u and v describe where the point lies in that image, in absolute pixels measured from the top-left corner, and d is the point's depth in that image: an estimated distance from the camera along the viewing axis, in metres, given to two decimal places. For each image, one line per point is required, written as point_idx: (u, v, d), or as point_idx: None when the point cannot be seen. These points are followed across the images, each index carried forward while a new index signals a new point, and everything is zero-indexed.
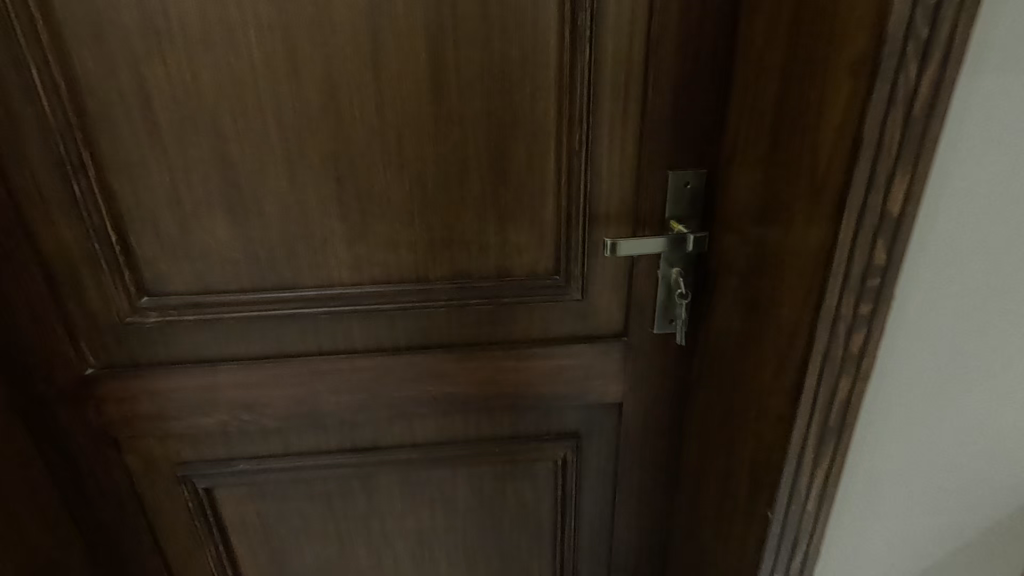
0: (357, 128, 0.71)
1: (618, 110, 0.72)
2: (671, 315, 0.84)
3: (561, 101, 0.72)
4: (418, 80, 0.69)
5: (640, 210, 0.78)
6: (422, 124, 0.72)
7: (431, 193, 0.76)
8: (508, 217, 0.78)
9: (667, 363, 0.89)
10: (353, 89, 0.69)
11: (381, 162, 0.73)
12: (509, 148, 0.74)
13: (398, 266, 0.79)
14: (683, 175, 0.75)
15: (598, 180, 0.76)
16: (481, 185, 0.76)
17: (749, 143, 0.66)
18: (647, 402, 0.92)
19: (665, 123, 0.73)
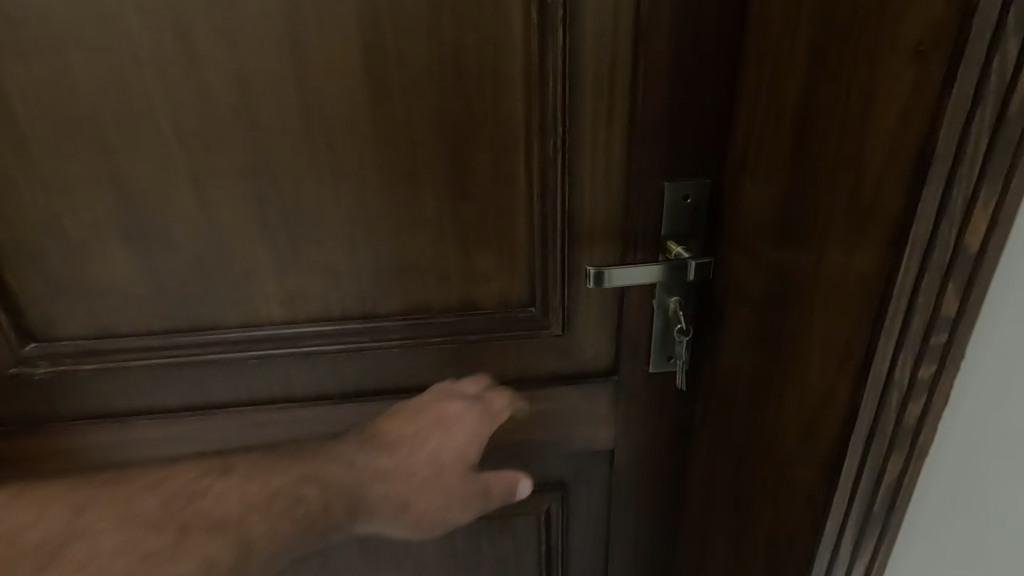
0: (281, 136, 0.58)
1: (603, 109, 0.59)
2: (669, 351, 0.71)
3: (532, 99, 0.58)
4: (351, 75, 0.56)
5: (631, 230, 0.64)
6: (359, 129, 0.58)
7: (375, 213, 0.62)
8: (472, 240, 0.65)
9: (666, 406, 0.75)
10: (273, 87, 0.55)
11: (314, 177, 0.60)
12: (471, 156, 0.61)
13: (340, 300, 0.66)
14: (682, 188, 0.61)
15: (580, 194, 0.63)
16: (438, 202, 0.62)
17: (764, 150, 0.53)
18: (643, 450, 0.79)
19: (660, 125, 0.59)
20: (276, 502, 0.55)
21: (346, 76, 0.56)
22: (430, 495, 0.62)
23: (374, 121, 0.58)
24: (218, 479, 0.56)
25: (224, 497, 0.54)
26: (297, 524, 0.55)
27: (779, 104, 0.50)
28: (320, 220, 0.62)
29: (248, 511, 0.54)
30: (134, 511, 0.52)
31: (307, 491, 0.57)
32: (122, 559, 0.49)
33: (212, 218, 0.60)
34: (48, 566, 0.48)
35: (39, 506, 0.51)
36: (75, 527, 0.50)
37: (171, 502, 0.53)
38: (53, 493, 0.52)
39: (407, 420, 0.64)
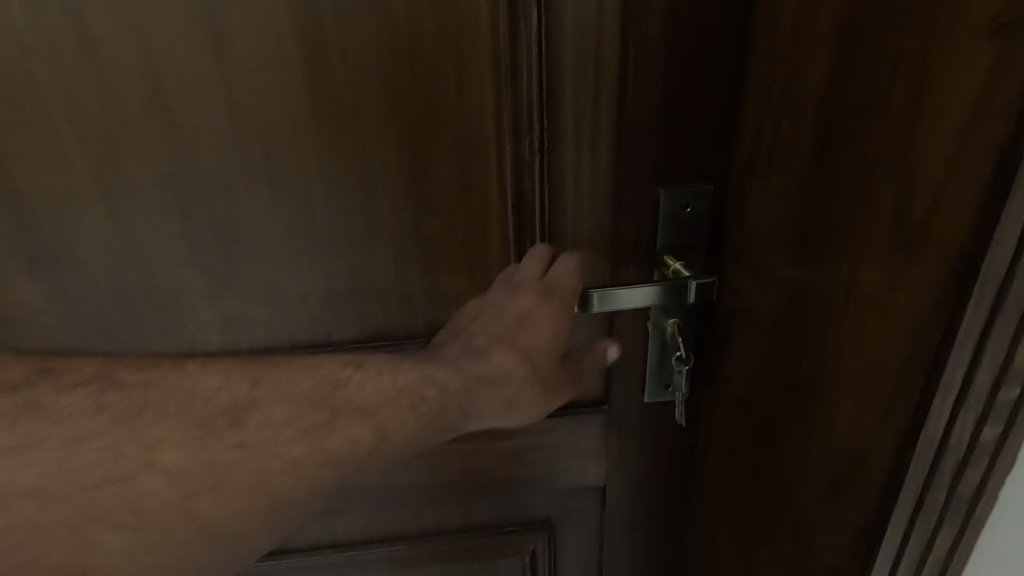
0: (208, 142, 0.49)
1: (586, 105, 0.50)
2: (666, 379, 0.62)
3: (503, 93, 0.50)
4: (286, 67, 0.47)
5: (622, 243, 0.56)
6: (299, 130, 0.49)
7: (323, 227, 0.54)
8: (438, 257, 0.56)
9: (664, 440, 0.67)
10: (193, 84, 0.47)
11: (248, 187, 0.51)
12: (434, 161, 0.52)
13: (288, 326, 0.58)
14: (680, 198, 0.53)
15: (563, 203, 0.54)
16: (397, 215, 0.54)
17: (775, 157, 0.45)
18: (638, 487, 0.70)
19: (653, 125, 0.51)
20: (403, 397, 0.46)
21: (280, 69, 0.47)
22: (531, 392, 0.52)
23: (316, 120, 0.49)
24: (358, 369, 0.47)
25: (364, 389, 0.46)
26: (422, 424, 0.47)
27: (795, 102, 0.41)
28: (258, 237, 0.53)
29: (383, 402, 0.46)
30: (387, 390, 0.46)
31: (425, 394, 0.47)
32: (292, 431, 0.43)
33: (133, 235, 0.52)
34: (233, 427, 0.42)
35: (222, 376, 0.43)
36: (254, 397, 0.43)
37: (327, 384, 0.45)
38: (234, 363, 0.45)
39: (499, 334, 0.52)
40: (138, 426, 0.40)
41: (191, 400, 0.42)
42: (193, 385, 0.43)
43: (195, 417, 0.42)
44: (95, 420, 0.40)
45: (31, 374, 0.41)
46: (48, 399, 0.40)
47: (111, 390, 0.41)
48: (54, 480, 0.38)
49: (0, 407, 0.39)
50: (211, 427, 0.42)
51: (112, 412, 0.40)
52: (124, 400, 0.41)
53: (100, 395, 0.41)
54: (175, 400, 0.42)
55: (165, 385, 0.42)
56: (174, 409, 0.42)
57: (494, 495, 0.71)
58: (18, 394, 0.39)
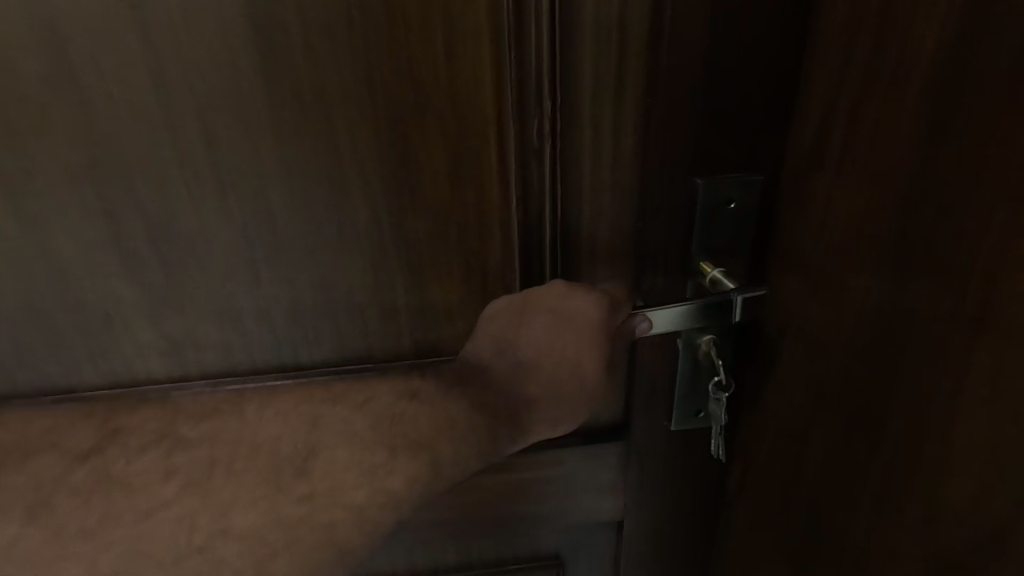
0: (132, 122, 0.39)
1: (609, 75, 0.40)
2: (697, 405, 0.52)
3: (505, 61, 0.40)
4: (228, 27, 0.37)
5: (647, 245, 0.46)
6: (248, 109, 0.39)
7: (284, 229, 0.43)
8: (426, 262, 0.46)
9: (692, 477, 0.57)
10: (110, 50, 0.37)
11: (187, 180, 0.41)
12: (419, 147, 0.42)
13: (245, 348, 0.48)
14: (722, 191, 0.42)
15: (577, 196, 0.44)
16: (376, 214, 0.44)
17: (860, 146, 0.34)
18: (661, 527, 0.60)
19: (691, 99, 0.40)
20: (461, 422, 0.46)
21: (220, 31, 0.37)
22: (556, 404, 0.47)
23: (269, 96, 0.39)
24: (413, 401, 0.47)
25: (419, 423, 0.46)
26: (477, 451, 0.46)
27: (898, 74, 0.32)
28: (205, 242, 0.43)
29: (437, 435, 0.46)
30: (439, 419, 0.46)
31: (477, 420, 0.46)
32: (354, 475, 0.44)
33: (48, 241, 0.42)
34: (299, 478, 0.44)
35: (283, 422, 0.45)
36: (314, 444, 0.44)
37: (384, 421, 0.46)
38: (293, 403, 0.46)
39: (540, 328, 0.46)
40: (210, 488, 0.42)
41: (256, 455, 0.43)
42: (258, 433, 0.44)
43: (263, 469, 0.43)
44: (168, 487, 0.42)
45: (100, 439, 0.43)
46: (119, 466, 0.42)
47: (174, 452, 0.43)
48: (133, 555, 0.41)
49: (72, 481, 0.42)
50: (277, 481, 0.43)
51: (180, 479, 0.42)
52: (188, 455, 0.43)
53: (160, 455, 0.42)
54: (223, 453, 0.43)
55: (228, 436, 0.44)
56: (240, 466, 0.43)
57: (493, 534, 0.62)
58: (86, 465, 0.42)
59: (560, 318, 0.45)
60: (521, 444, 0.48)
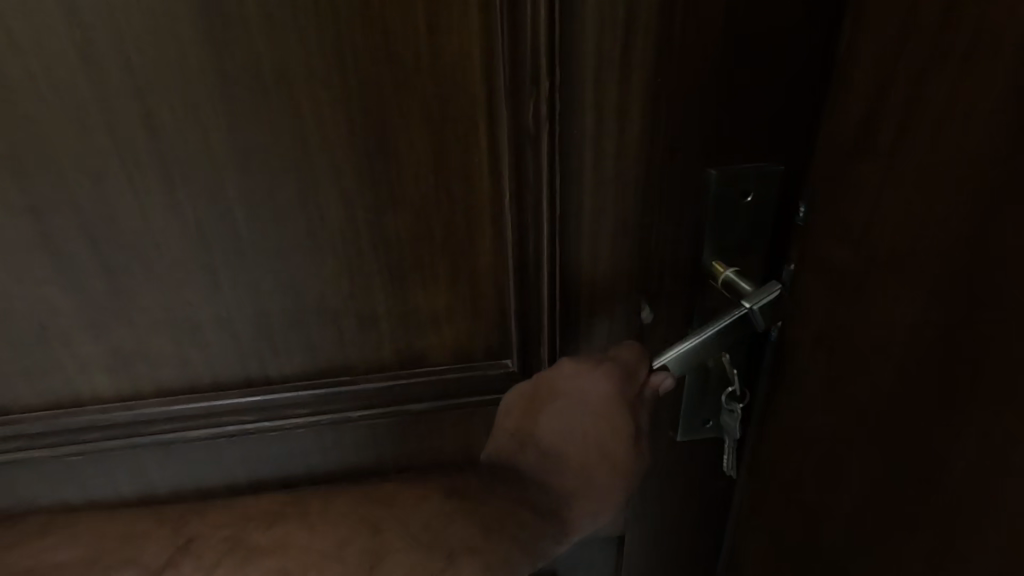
0: (57, 105, 0.33)
1: (613, 54, 0.36)
2: (706, 415, 0.47)
3: (497, 38, 0.35)
4: None
5: (653, 240, 0.43)
6: (194, 88, 0.33)
7: (245, 228, 0.38)
8: (408, 266, 0.41)
9: (695, 495, 0.53)
10: (26, 18, 0.30)
11: (129, 175, 0.35)
12: (398, 135, 0.37)
13: (205, 362, 0.43)
14: (737, 184, 0.39)
15: (577, 189, 0.40)
16: (352, 215, 0.39)
17: (914, 152, 0.28)
18: (662, 546, 0.56)
19: (706, 86, 0.37)
20: (510, 522, 0.43)
21: None
22: (595, 496, 0.44)
23: (219, 72, 0.33)
24: (463, 499, 0.44)
25: (477, 519, 0.43)
26: (528, 552, 0.43)
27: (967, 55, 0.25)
28: (152, 245, 0.37)
29: (494, 532, 0.43)
30: (486, 527, 0.43)
31: (524, 517, 0.43)
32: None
33: None
34: None
35: (343, 524, 0.43)
36: (378, 549, 0.42)
37: (442, 518, 0.43)
38: (349, 502, 0.44)
39: (560, 413, 0.43)
40: None
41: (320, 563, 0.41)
42: (320, 538, 0.42)
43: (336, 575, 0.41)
44: None
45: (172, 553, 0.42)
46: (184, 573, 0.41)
47: (248, 563, 0.41)
48: None
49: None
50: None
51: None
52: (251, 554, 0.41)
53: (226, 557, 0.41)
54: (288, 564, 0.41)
55: (296, 541, 0.42)
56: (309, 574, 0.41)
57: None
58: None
59: (577, 402, 0.42)
60: (567, 541, 0.45)
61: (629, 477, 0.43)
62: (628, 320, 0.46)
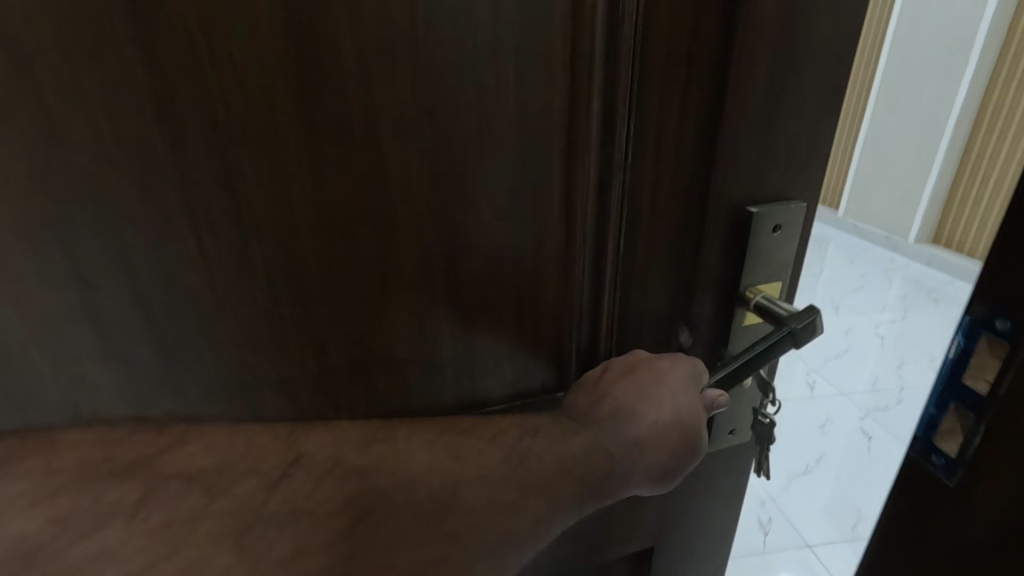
0: (125, 162, 0.29)
1: (675, 105, 0.39)
2: (733, 424, 0.51)
3: (575, 90, 0.36)
4: (259, 46, 0.29)
5: (700, 273, 0.46)
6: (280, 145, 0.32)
7: (317, 283, 0.36)
8: (478, 311, 0.41)
9: (726, 501, 0.56)
10: (102, 67, 0.27)
11: (200, 234, 0.32)
12: (479, 185, 0.37)
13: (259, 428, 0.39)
14: (770, 219, 0.44)
15: (634, 228, 0.42)
16: (428, 265, 0.38)
17: None
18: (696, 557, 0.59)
19: (754, 137, 0.41)
20: (580, 462, 0.41)
21: (253, 50, 0.29)
22: (655, 458, 0.44)
23: (307, 127, 0.32)
24: (537, 438, 0.41)
25: (544, 459, 0.40)
26: (587, 491, 0.41)
27: None
28: (217, 307, 0.34)
29: (563, 475, 0.40)
30: (564, 462, 0.40)
31: (597, 458, 0.41)
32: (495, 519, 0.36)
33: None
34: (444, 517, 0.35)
35: (431, 453, 0.36)
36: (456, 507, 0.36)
37: (516, 455, 0.39)
38: (441, 439, 0.38)
39: (639, 382, 0.44)
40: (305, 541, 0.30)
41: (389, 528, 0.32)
42: (406, 498, 0.34)
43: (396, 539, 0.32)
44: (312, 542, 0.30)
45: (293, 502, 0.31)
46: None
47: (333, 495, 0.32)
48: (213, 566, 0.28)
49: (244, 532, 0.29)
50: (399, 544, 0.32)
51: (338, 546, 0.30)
52: (394, 522, 0.33)
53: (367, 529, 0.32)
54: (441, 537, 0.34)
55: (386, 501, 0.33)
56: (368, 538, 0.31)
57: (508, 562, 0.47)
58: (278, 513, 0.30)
59: (658, 377, 0.44)
60: (613, 498, 0.43)
61: (682, 461, 0.45)
62: (669, 346, 0.48)
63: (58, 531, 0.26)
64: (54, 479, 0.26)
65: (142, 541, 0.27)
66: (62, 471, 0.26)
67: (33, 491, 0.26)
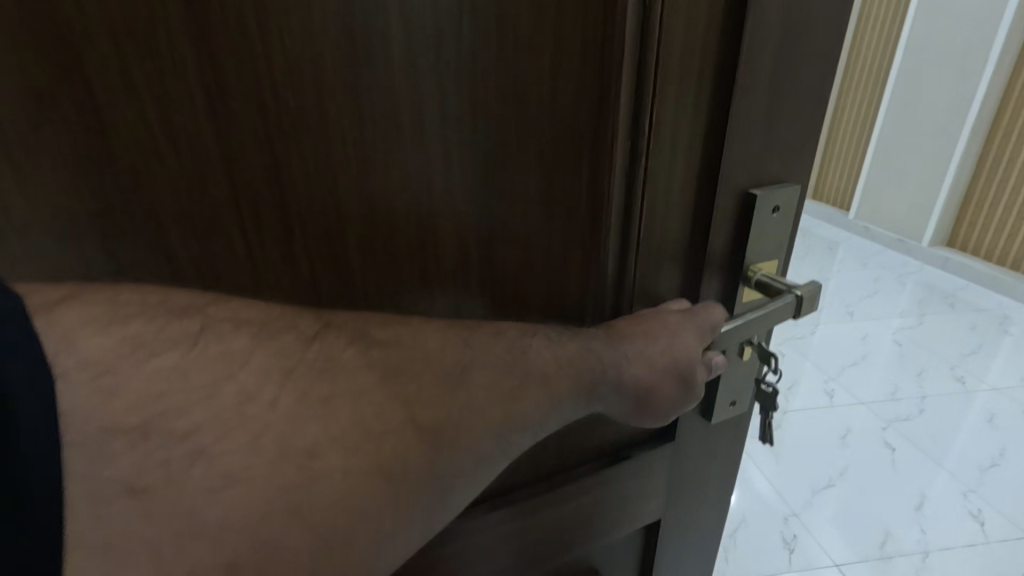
0: (183, 162, 0.31)
1: (690, 97, 0.39)
2: (734, 394, 0.51)
3: (599, 93, 0.37)
4: (310, 57, 0.31)
5: (710, 258, 0.45)
6: (329, 148, 0.34)
7: (362, 276, 0.38)
8: (507, 299, 0.42)
9: (727, 479, 0.57)
10: (162, 75, 0.29)
11: (245, 227, 0.34)
12: (510, 183, 0.39)
13: None
14: (771, 200, 0.45)
15: (651, 217, 0.42)
16: (464, 251, 0.39)
17: None
18: (700, 535, 0.59)
19: (760, 124, 0.42)
20: (572, 362, 0.34)
21: (303, 48, 0.31)
22: (644, 381, 0.40)
23: (355, 129, 0.34)
24: (535, 337, 0.34)
25: (540, 355, 0.33)
26: (582, 390, 0.35)
27: None
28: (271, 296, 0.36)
29: (561, 372, 0.34)
30: (563, 365, 0.34)
31: (587, 367, 0.35)
32: (497, 408, 0.30)
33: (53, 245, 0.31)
34: (459, 426, 0.29)
35: (440, 350, 0.31)
36: (465, 430, 0.29)
37: (513, 351, 0.33)
38: (445, 334, 0.31)
39: (646, 322, 0.40)
40: (341, 401, 0.27)
41: (421, 385, 0.29)
42: (419, 379, 0.29)
43: (426, 397, 0.29)
44: (350, 402, 0.27)
45: (335, 335, 0.29)
46: (351, 456, 0.26)
47: (356, 369, 0.28)
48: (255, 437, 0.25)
49: (303, 361, 0.27)
50: (434, 426, 0.28)
51: (374, 403, 0.27)
52: (414, 390, 0.29)
53: (394, 390, 0.28)
54: (456, 404, 0.29)
55: (412, 376, 0.29)
56: (396, 402, 0.28)
57: (502, 514, 0.44)
58: (315, 347, 0.28)
59: (664, 325, 0.40)
60: (591, 409, 0.38)
61: (668, 412, 0.42)
62: None
63: (133, 348, 0.25)
64: (124, 303, 0.27)
65: (203, 361, 0.26)
66: (128, 299, 0.27)
67: (109, 317, 0.26)
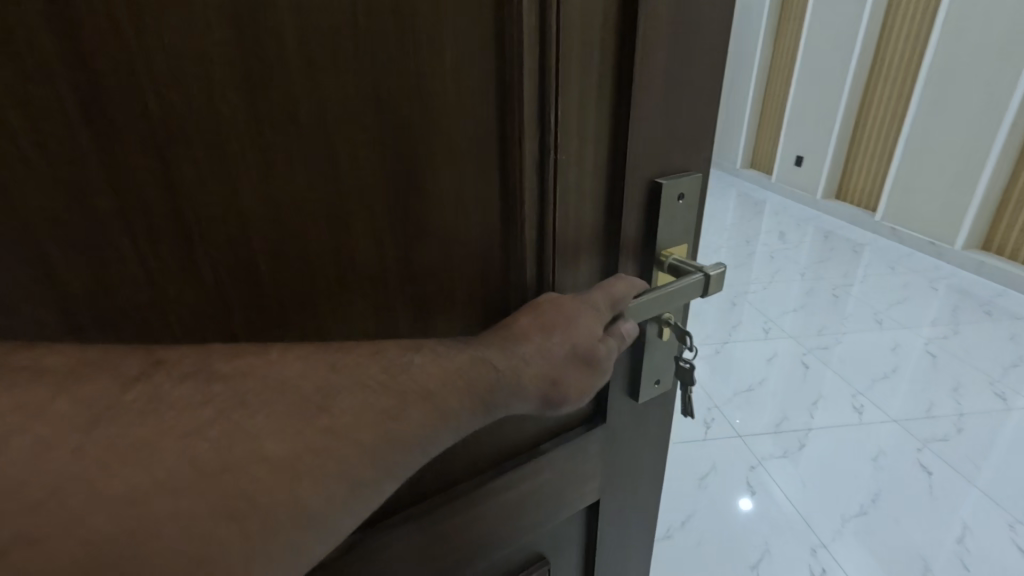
0: (57, 172, 0.27)
1: (591, 92, 0.38)
2: (657, 373, 0.49)
3: (501, 94, 0.36)
4: (199, 78, 0.29)
5: (623, 244, 0.45)
6: (228, 162, 0.31)
7: (278, 290, 0.35)
8: (430, 298, 0.40)
9: (659, 459, 0.57)
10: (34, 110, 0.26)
11: (138, 239, 0.30)
12: (432, 178, 0.37)
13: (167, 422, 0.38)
14: (677, 187, 0.45)
15: (559, 211, 0.41)
16: (381, 250, 0.37)
17: None
18: (638, 522, 0.58)
19: (662, 115, 0.41)
20: (464, 375, 0.34)
21: (184, 47, 0.28)
22: (546, 374, 0.38)
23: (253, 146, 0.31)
24: (420, 354, 0.33)
25: (424, 368, 0.33)
26: (475, 406, 0.34)
27: None
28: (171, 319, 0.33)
29: (446, 384, 0.33)
30: (449, 376, 0.33)
31: (478, 383, 0.34)
32: (367, 429, 0.29)
33: None
34: (323, 444, 0.28)
35: (294, 372, 0.29)
36: (332, 449, 0.28)
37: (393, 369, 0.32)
38: (311, 356, 0.30)
39: (547, 311, 0.39)
40: (172, 438, 0.25)
41: (274, 408, 0.28)
42: (271, 401, 0.28)
43: (279, 417, 0.28)
44: (183, 438, 0.25)
45: (163, 370, 0.27)
46: (184, 499, 0.24)
47: (186, 408, 0.26)
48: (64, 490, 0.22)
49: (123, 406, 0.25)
50: (292, 450, 0.27)
51: (215, 436, 0.26)
52: (264, 412, 0.27)
53: (241, 421, 0.27)
54: (314, 432, 0.28)
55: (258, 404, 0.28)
56: (243, 432, 0.26)
57: (427, 521, 0.41)
58: (136, 389, 0.26)
59: (562, 316, 0.39)
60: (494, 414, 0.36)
61: (573, 396, 0.40)
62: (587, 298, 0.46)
63: None
64: None
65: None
66: None
67: None
